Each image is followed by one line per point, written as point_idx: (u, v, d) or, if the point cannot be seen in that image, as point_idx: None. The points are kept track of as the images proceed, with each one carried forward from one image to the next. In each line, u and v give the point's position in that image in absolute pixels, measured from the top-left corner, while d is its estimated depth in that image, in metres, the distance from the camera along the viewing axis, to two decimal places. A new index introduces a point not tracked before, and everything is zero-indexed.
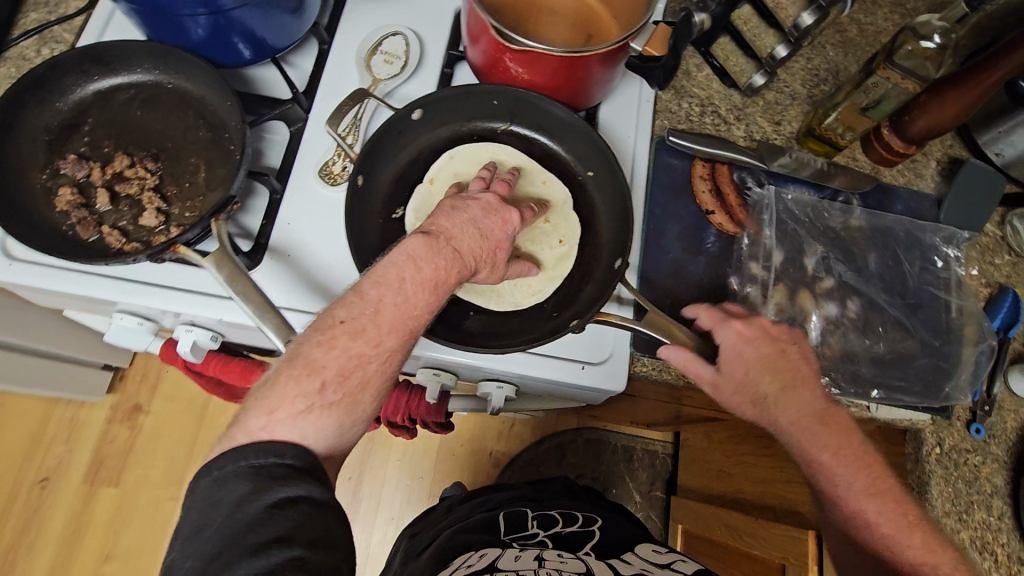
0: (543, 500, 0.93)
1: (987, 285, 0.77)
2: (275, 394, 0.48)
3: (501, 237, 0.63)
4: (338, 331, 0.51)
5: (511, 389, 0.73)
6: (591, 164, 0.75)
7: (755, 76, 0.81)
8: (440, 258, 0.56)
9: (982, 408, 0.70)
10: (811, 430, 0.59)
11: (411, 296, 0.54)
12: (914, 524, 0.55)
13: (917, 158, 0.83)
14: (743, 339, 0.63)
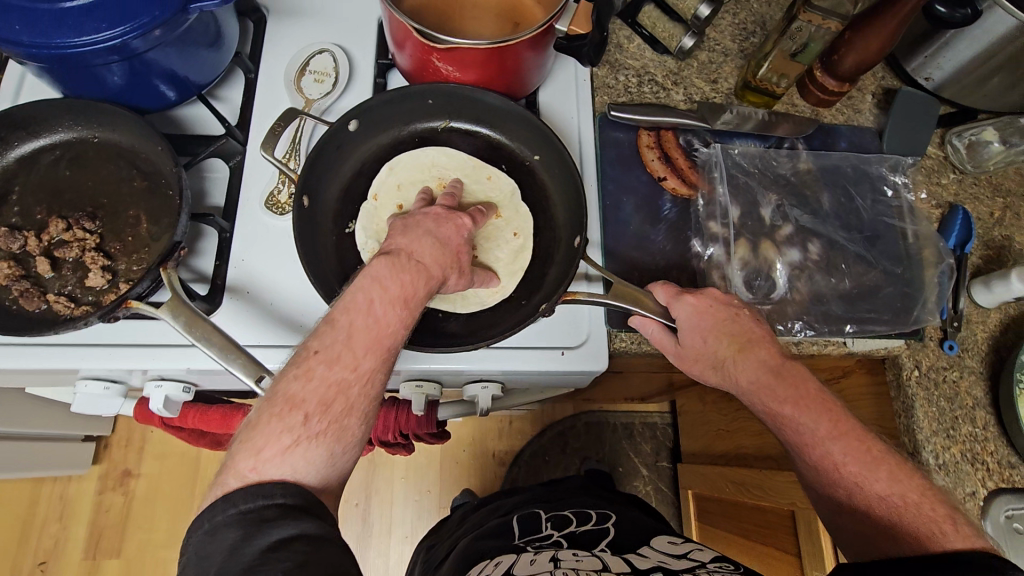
0: (557, 501, 0.93)
1: (936, 206, 0.80)
2: (260, 434, 0.47)
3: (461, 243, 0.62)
4: (314, 360, 0.50)
5: (497, 387, 0.72)
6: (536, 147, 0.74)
7: (685, 40, 0.81)
8: (405, 273, 0.55)
9: (951, 325, 0.72)
10: (773, 385, 0.58)
11: (383, 316, 0.52)
12: (883, 461, 0.54)
13: (853, 94, 0.85)
14: (699, 310, 0.62)
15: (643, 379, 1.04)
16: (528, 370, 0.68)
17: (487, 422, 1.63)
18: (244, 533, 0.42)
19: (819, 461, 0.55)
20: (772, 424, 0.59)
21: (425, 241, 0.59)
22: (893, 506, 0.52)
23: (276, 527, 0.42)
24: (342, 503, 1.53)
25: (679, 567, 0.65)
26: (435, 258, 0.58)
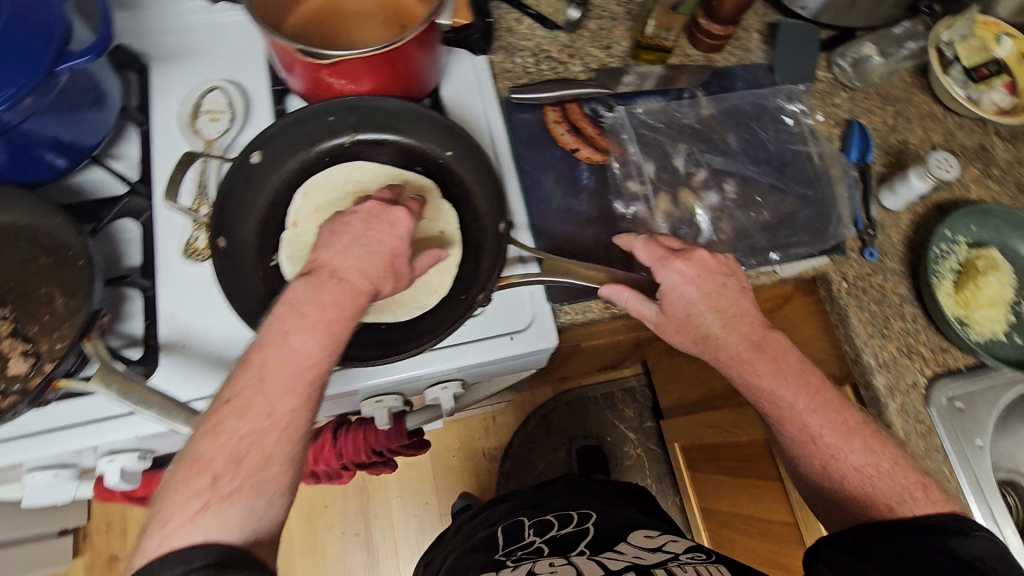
0: (541, 505, 0.94)
1: (836, 125, 0.84)
2: (168, 504, 0.46)
3: (395, 245, 0.61)
4: (232, 409, 0.49)
5: (457, 386, 0.73)
6: (447, 143, 0.73)
7: (572, 11, 0.84)
8: (325, 293, 0.55)
9: (868, 233, 0.76)
10: (758, 359, 0.60)
11: (304, 348, 0.52)
12: (857, 434, 0.58)
13: (741, 35, 0.89)
14: (687, 279, 0.63)
15: (606, 348, 1.07)
16: (481, 362, 0.69)
17: (471, 424, 1.63)
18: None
19: (797, 431, 0.58)
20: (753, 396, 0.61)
21: (349, 258, 0.58)
22: (868, 477, 0.56)
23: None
24: (342, 536, 1.51)
25: (651, 561, 0.65)
26: (360, 275, 0.57)
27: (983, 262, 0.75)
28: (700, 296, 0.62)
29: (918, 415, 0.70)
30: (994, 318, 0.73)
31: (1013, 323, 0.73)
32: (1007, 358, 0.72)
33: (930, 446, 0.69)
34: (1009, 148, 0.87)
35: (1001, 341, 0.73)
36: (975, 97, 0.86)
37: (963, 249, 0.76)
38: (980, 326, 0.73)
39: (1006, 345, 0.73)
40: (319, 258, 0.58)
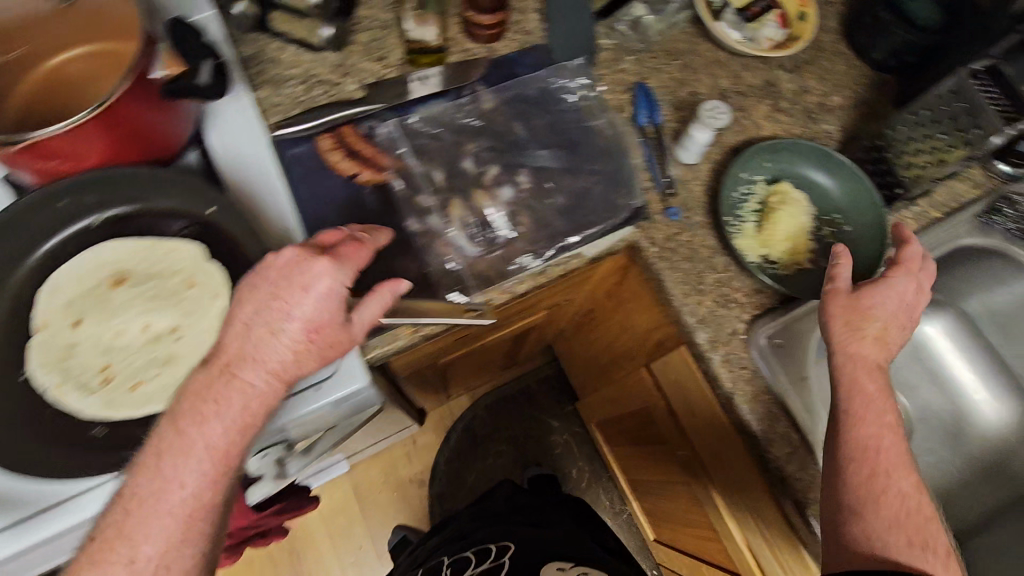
0: (463, 537, 1.02)
1: (624, 90, 0.83)
2: None
3: (313, 315, 0.51)
4: (104, 545, 0.47)
5: (279, 450, 0.69)
6: (207, 200, 0.65)
7: (325, 31, 0.79)
8: (238, 373, 0.50)
9: (668, 192, 0.77)
10: (876, 346, 0.63)
11: (179, 475, 0.48)
12: (908, 525, 0.56)
13: (519, 18, 0.86)
14: (900, 292, 0.65)
15: (478, 354, 1.04)
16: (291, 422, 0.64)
17: (392, 453, 1.58)
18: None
19: (858, 454, 0.59)
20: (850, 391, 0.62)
21: (267, 326, 0.51)
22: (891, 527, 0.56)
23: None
24: None
25: None
26: (284, 347, 0.51)
27: (778, 197, 0.77)
28: (841, 305, 0.65)
29: (741, 361, 0.73)
30: (796, 248, 0.76)
31: (813, 249, 0.77)
32: (810, 285, 0.76)
33: (756, 388, 0.72)
34: (794, 79, 0.88)
35: (804, 270, 0.76)
36: (751, 38, 0.87)
37: (759, 187, 0.79)
38: (784, 260, 0.76)
39: (810, 272, 0.76)
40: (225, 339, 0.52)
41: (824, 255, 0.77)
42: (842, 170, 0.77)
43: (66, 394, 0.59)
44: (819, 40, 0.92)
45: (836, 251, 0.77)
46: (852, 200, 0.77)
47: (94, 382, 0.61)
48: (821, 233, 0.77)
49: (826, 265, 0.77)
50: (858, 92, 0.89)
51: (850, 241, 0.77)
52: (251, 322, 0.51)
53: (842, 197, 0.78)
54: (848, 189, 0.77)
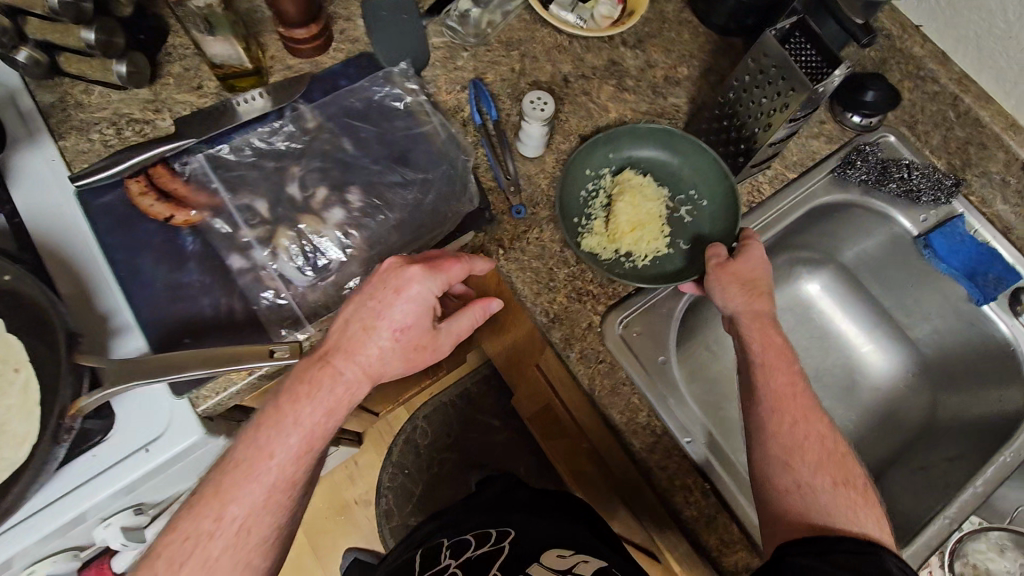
0: (462, 518, 0.85)
1: (460, 89, 0.80)
2: (170, 553, 0.53)
3: (416, 319, 0.58)
4: (202, 500, 0.54)
5: (126, 516, 0.66)
6: (1, 267, 0.60)
7: (118, 67, 0.72)
8: (358, 338, 0.57)
9: (511, 189, 0.74)
10: (752, 298, 0.65)
11: (271, 446, 0.55)
12: (817, 456, 0.60)
13: (344, 26, 0.82)
14: (757, 262, 0.67)
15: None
16: (120, 490, 0.60)
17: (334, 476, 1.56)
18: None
19: (774, 449, 0.60)
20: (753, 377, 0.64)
21: (364, 325, 0.58)
22: (803, 457, 0.59)
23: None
24: None
25: None
26: (382, 346, 0.57)
27: (623, 187, 0.76)
28: (730, 279, 0.66)
29: (598, 355, 0.71)
30: (653, 234, 0.75)
31: (670, 232, 0.76)
32: (672, 269, 0.74)
33: (613, 381, 0.71)
34: (638, 55, 0.86)
35: (664, 254, 0.75)
36: (586, 17, 0.86)
37: (606, 180, 0.78)
38: (641, 248, 0.74)
39: (671, 256, 0.75)
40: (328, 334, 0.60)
41: (682, 236, 0.76)
42: (685, 147, 0.77)
43: None
44: (663, 10, 0.89)
45: (693, 230, 0.76)
46: (701, 176, 0.77)
47: None
48: (677, 215, 0.77)
49: (685, 245, 0.75)
50: (705, 59, 0.87)
51: (706, 217, 0.76)
52: (348, 320, 0.58)
53: (692, 175, 0.77)
54: (695, 165, 0.77)
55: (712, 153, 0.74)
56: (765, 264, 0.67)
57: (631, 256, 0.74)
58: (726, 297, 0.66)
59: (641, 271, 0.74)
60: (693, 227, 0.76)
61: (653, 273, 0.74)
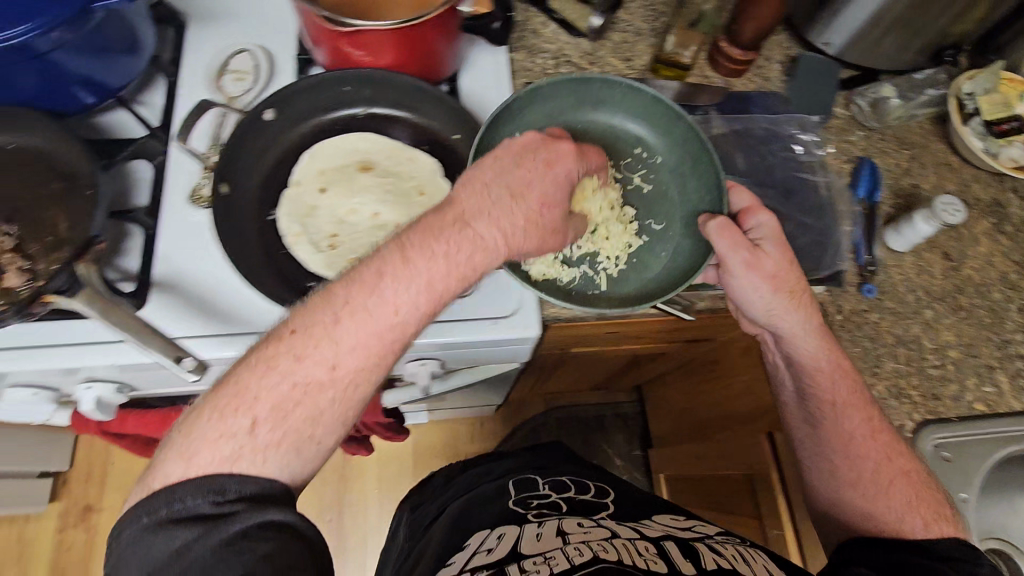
0: (544, 468, 1.01)
1: (847, 161, 0.84)
2: (194, 438, 0.49)
3: (557, 200, 0.60)
4: (266, 358, 0.51)
5: (436, 364, 0.75)
6: (456, 126, 0.74)
7: (595, 19, 0.85)
8: (463, 247, 0.56)
9: (867, 270, 0.77)
10: (798, 311, 0.68)
11: (396, 299, 0.53)
12: (889, 476, 0.65)
13: (761, 64, 0.88)
14: (774, 243, 0.67)
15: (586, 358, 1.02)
16: (465, 341, 0.70)
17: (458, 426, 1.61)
18: (196, 531, 0.45)
19: (851, 469, 0.66)
20: (820, 415, 0.68)
21: (504, 204, 0.58)
22: (874, 481, 0.65)
23: (234, 521, 0.46)
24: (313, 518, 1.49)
25: (685, 535, 0.75)
26: (521, 225, 0.58)
27: None
28: (764, 277, 0.66)
29: None
30: (619, 228, 0.76)
31: (630, 210, 0.77)
32: (658, 261, 0.75)
33: None
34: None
35: (640, 242, 0.76)
36: (992, 152, 0.83)
37: None
38: (612, 247, 0.75)
39: (647, 241, 0.76)
40: (461, 199, 0.59)
41: (648, 216, 0.77)
42: (613, 98, 0.78)
43: (299, 245, 0.67)
44: None
45: (660, 200, 0.77)
46: (632, 111, 0.78)
47: (322, 244, 0.69)
48: (634, 184, 0.78)
49: (657, 224, 0.76)
50: None
51: (665, 172, 0.78)
52: (489, 184, 0.58)
53: (638, 126, 0.79)
54: (636, 116, 0.79)
55: (650, 90, 0.76)
56: (791, 262, 0.67)
57: (605, 261, 0.75)
58: (769, 309, 0.67)
59: (626, 279, 0.74)
60: (656, 195, 0.77)
61: (637, 271, 0.74)
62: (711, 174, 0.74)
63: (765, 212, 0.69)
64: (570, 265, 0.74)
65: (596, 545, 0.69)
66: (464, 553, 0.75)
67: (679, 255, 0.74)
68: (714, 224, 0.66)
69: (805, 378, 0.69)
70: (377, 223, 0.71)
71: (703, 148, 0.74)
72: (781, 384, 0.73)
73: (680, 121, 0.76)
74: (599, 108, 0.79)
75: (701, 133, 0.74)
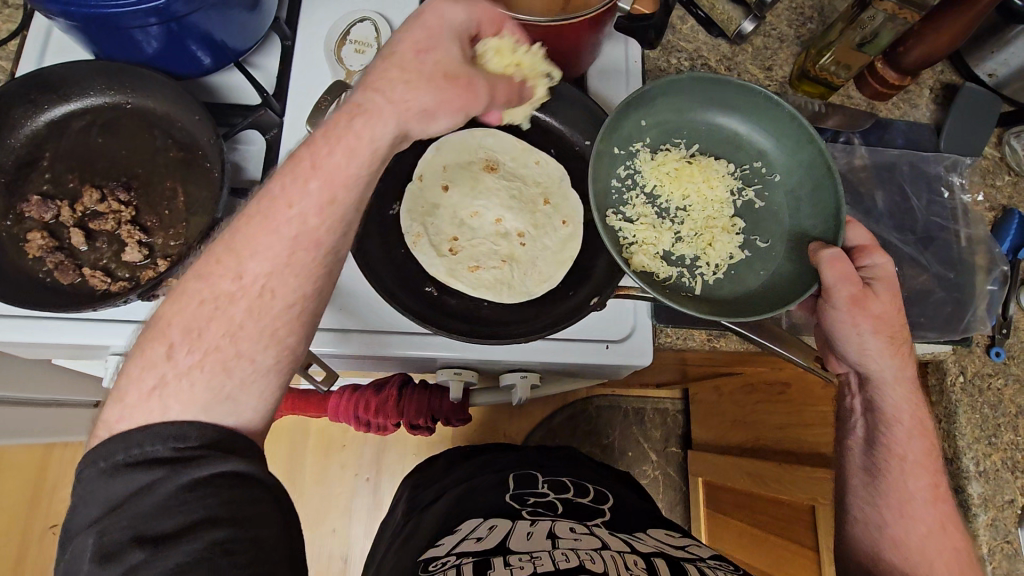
0: (547, 464, 0.95)
1: (991, 209, 0.77)
2: (125, 378, 0.45)
3: (449, 58, 0.51)
4: (180, 288, 0.47)
5: (536, 377, 0.72)
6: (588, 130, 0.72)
7: (745, 23, 0.78)
8: (343, 135, 0.48)
9: (1000, 332, 0.72)
10: (897, 357, 0.60)
11: (291, 196, 0.47)
12: (938, 546, 0.59)
13: (911, 88, 0.81)
14: (888, 284, 0.59)
15: (657, 368, 0.96)
16: (576, 363, 0.67)
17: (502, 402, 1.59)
18: (155, 474, 0.41)
19: (902, 530, 0.60)
20: (883, 466, 0.62)
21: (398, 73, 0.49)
22: (920, 547, 0.59)
23: (200, 464, 0.42)
24: (351, 477, 1.41)
25: (677, 554, 0.68)
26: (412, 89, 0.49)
27: (645, 219, 0.68)
28: (869, 319, 0.58)
29: (1007, 533, 0.67)
30: (723, 236, 0.68)
31: (739, 220, 0.69)
32: (757, 281, 0.66)
33: (1012, 568, 0.66)
34: None
35: (742, 256, 0.67)
36: None
37: (642, 159, 0.70)
38: (713, 254, 0.67)
39: (748, 258, 0.67)
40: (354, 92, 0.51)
41: (755, 231, 0.69)
42: (746, 106, 0.69)
43: (420, 246, 0.70)
44: None
45: (770, 217, 0.68)
46: (763, 122, 0.69)
47: (444, 249, 0.71)
48: (745, 198, 0.70)
49: (764, 242, 0.68)
50: None
51: (782, 191, 0.69)
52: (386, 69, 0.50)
53: (757, 136, 0.70)
54: (765, 128, 0.69)
55: (788, 104, 0.66)
56: (900, 305, 0.59)
57: (704, 266, 0.67)
58: (862, 350, 0.60)
59: (721, 290, 0.66)
60: (767, 213, 0.69)
61: (734, 284, 0.66)
62: (830, 199, 0.64)
63: (881, 251, 0.60)
64: (669, 263, 0.67)
65: (585, 556, 0.64)
66: (453, 537, 0.72)
67: (779, 279, 0.65)
68: (827, 253, 0.57)
69: (879, 427, 0.63)
70: (501, 229, 0.76)
71: (829, 174, 0.64)
72: (849, 426, 0.66)
73: (812, 143, 0.65)
74: (728, 113, 0.70)
75: (830, 158, 0.63)
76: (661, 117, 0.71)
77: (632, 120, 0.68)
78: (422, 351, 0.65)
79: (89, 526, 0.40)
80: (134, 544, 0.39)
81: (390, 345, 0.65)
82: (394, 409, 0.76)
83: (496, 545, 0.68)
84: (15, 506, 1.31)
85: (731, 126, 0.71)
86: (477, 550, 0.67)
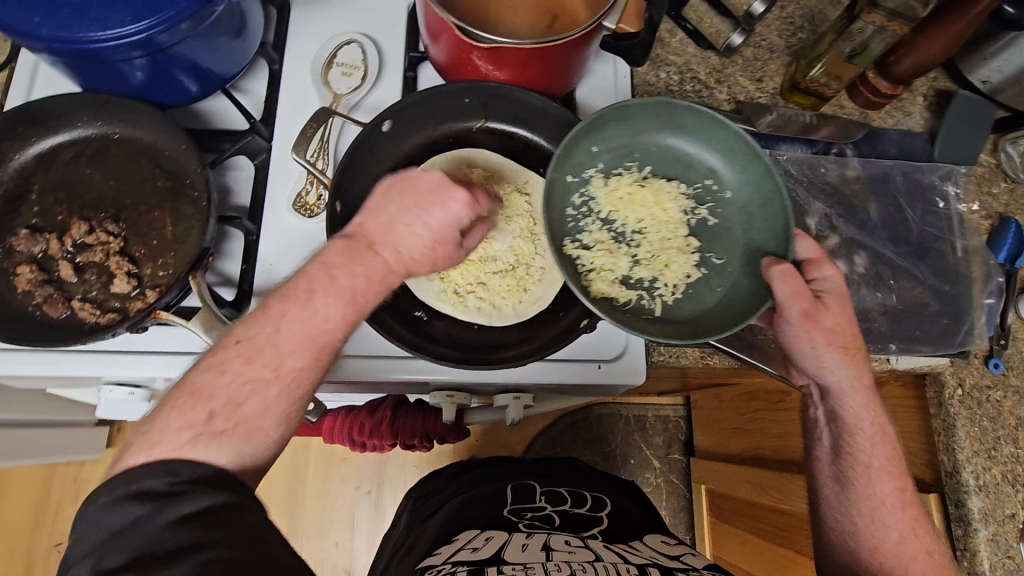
0: (547, 476, 0.94)
1: (987, 218, 0.77)
2: (158, 428, 0.44)
3: (445, 230, 0.53)
4: (219, 362, 0.47)
5: (529, 399, 0.70)
6: None
7: (734, 36, 0.77)
8: (358, 262, 0.51)
9: (998, 344, 0.72)
10: (852, 366, 0.59)
11: (320, 309, 0.48)
12: (913, 551, 0.58)
13: (904, 96, 0.80)
14: (834, 291, 0.58)
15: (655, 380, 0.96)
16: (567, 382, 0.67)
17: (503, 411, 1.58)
18: (166, 501, 0.40)
19: (870, 540, 0.59)
20: (846, 475, 0.61)
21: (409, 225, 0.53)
22: (894, 554, 0.58)
23: (198, 498, 0.40)
24: (353, 489, 1.40)
25: (670, 564, 0.67)
26: (421, 241, 0.52)
27: (604, 246, 0.68)
28: (822, 333, 0.57)
29: (1008, 548, 0.66)
30: (678, 257, 0.68)
31: (694, 239, 0.68)
32: (714, 298, 0.66)
33: None
34: None
35: (699, 274, 0.67)
36: None
37: (595, 189, 0.69)
38: (670, 274, 0.67)
39: (705, 275, 0.67)
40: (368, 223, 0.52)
41: (710, 247, 0.68)
42: (691, 125, 0.67)
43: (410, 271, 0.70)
44: None
45: (724, 235, 0.68)
46: (708, 140, 0.67)
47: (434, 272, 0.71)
48: (698, 217, 0.69)
49: (718, 258, 0.67)
50: None
51: (735, 208, 0.68)
52: (392, 222, 0.52)
53: (703, 153, 0.68)
54: (713, 146, 0.68)
55: (733, 123, 0.64)
56: (850, 316, 0.59)
57: (662, 286, 0.67)
58: (818, 364, 0.59)
59: (680, 309, 0.66)
60: (720, 230, 0.68)
61: (692, 303, 0.66)
62: (779, 216, 0.63)
63: (830, 261, 0.60)
64: (628, 286, 0.67)
65: (579, 568, 0.63)
66: (450, 547, 0.71)
67: (735, 294, 0.65)
68: (775, 268, 0.57)
69: (845, 437, 0.61)
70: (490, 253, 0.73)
71: (777, 192, 0.63)
72: (814, 436, 0.65)
73: (758, 160, 0.64)
74: (676, 133, 0.69)
75: (777, 177, 0.62)
76: (613, 140, 0.69)
77: (583, 147, 0.67)
78: (412, 374, 0.65)
79: (94, 551, 0.39)
80: (138, 568, 0.37)
81: (378, 369, 0.65)
82: (388, 430, 0.76)
83: (490, 556, 0.67)
84: (18, 526, 1.31)
85: (678, 147, 0.69)
86: (470, 559, 0.66)
